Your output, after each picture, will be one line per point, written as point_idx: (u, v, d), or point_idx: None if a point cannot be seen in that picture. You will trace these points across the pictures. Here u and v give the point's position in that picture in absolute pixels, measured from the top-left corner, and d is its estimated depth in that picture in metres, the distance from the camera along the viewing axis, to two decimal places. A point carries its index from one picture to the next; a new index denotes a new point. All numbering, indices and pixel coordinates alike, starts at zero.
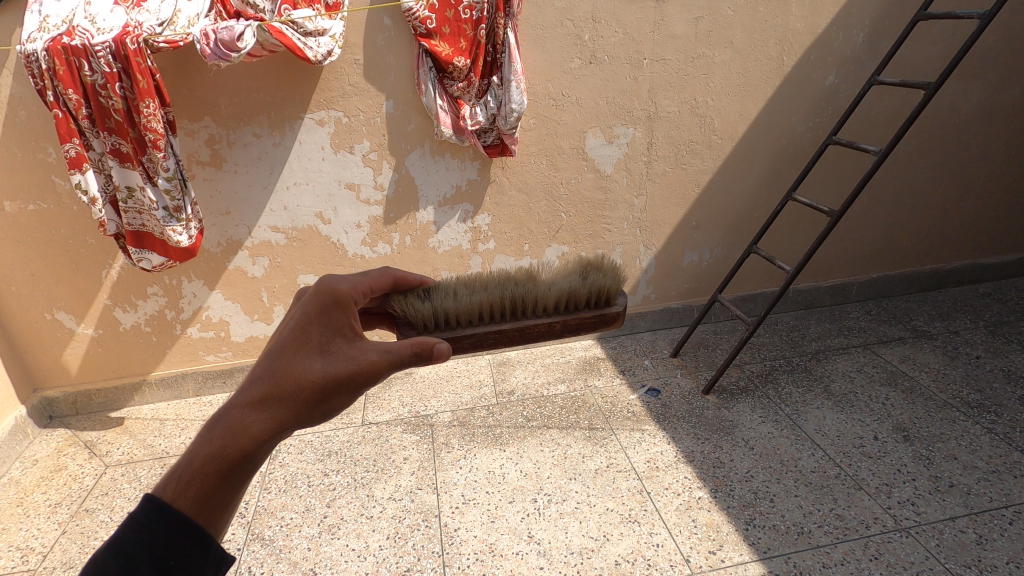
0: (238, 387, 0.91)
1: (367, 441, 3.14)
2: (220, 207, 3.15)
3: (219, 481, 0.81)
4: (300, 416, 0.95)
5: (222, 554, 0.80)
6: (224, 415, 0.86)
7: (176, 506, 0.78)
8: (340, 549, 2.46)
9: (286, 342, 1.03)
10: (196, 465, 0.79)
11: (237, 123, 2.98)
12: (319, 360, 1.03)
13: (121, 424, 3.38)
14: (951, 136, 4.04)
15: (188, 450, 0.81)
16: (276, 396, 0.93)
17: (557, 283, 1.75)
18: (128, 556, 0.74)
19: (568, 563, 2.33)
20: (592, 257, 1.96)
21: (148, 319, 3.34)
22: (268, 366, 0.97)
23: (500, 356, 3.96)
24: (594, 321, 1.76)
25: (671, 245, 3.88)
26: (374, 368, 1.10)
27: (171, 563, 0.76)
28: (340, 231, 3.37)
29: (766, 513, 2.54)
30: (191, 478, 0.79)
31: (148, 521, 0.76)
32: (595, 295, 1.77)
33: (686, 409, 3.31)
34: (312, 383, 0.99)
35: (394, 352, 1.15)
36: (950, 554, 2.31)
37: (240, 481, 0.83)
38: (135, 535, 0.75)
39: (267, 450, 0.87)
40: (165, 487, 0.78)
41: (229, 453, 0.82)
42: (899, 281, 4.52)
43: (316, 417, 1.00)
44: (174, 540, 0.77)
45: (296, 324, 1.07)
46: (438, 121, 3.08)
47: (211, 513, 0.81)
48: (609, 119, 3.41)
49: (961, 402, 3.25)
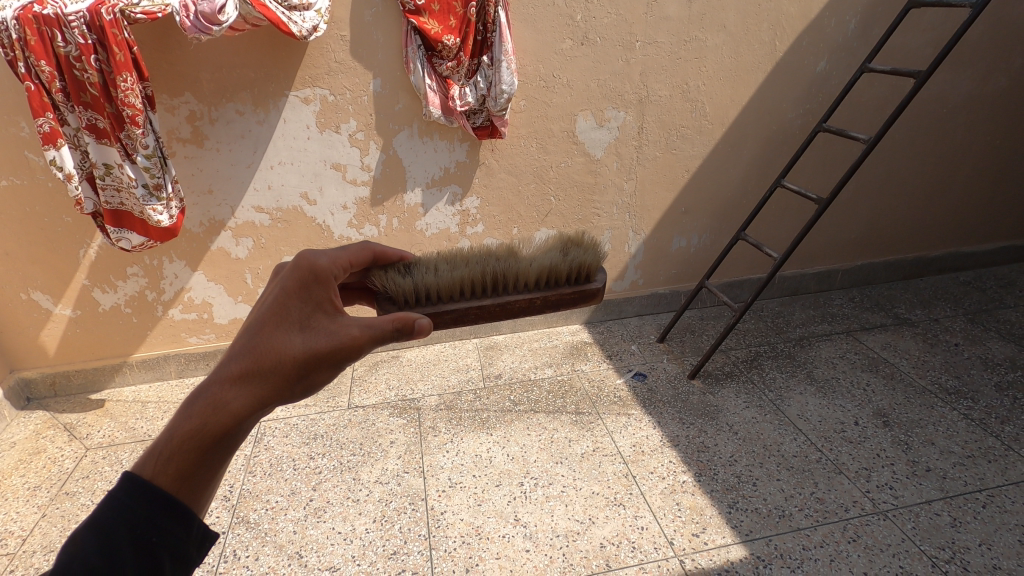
0: (217, 363, 0.89)
1: (354, 425, 3.12)
2: (202, 185, 3.07)
3: (200, 456, 0.80)
4: (281, 391, 0.94)
5: (205, 531, 0.80)
6: (202, 391, 0.84)
7: (155, 483, 0.77)
8: (326, 532, 2.46)
9: (265, 318, 1.01)
10: (178, 440, 0.78)
11: (219, 99, 2.90)
12: (300, 335, 1.02)
13: (102, 406, 3.33)
14: (938, 125, 4.06)
15: (167, 427, 0.79)
16: (257, 371, 0.91)
17: (537, 259, 1.73)
18: (109, 533, 0.72)
19: (554, 545, 2.36)
20: (574, 234, 1.93)
21: (128, 300, 3.27)
22: (248, 341, 0.95)
23: (488, 340, 3.95)
24: (574, 297, 1.74)
25: (660, 230, 3.88)
26: (356, 342, 1.08)
27: (154, 540, 0.74)
28: (326, 212, 3.32)
29: (748, 497, 2.59)
30: (173, 453, 0.77)
31: (127, 498, 0.74)
32: (576, 272, 1.75)
33: (672, 393, 3.34)
34: (292, 358, 0.97)
35: (376, 327, 1.13)
36: (925, 535, 2.37)
37: (221, 454, 0.82)
38: (115, 513, 0.73)
39: (248, 425, 0.86)
40: (144, 464, 0.77)
41: (209, 429, 0.81)
42: (882, 268, 4.58)
43: (298, 391, 0.99)
44: (155, 517, 0.75)
45: (275, 300, 1.05)
46: (427, 101, 3.01)
47: (192, 490, 0.80)
48: (600, 102, 3.37)
49: (940, 389, 3.32)
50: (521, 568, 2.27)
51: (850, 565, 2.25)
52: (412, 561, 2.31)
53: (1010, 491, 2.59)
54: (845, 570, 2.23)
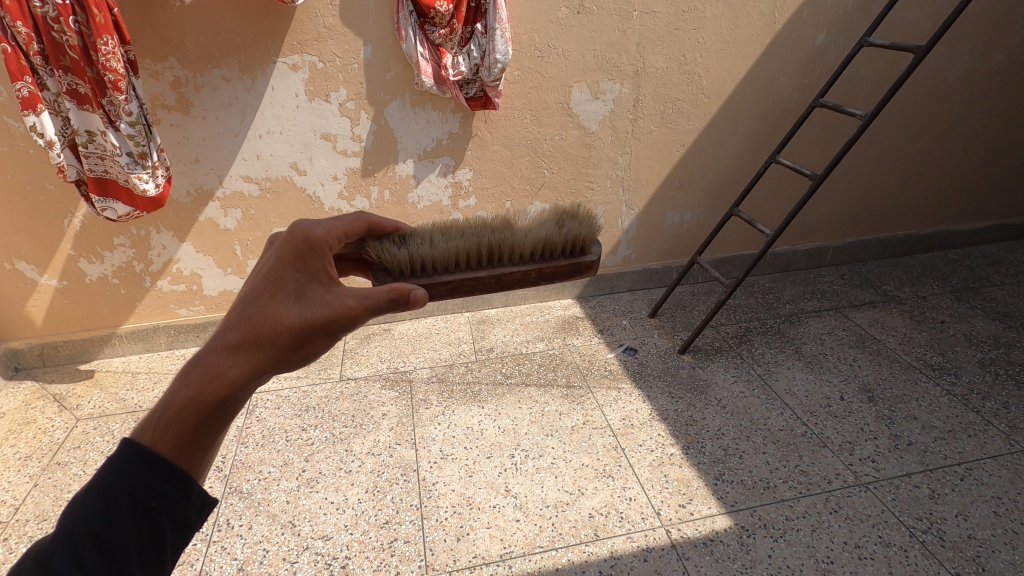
0: (214, 331, 0.87)
1: (346, 397, 3.14)
2: (188, 154, 3.01)
3: (200, 423, 0.78)
4: (278, 361, 0.94)
5: (206, 495, 0.77)
6: (200, 359, 0.83)
7: (154, 450, 0.75)
8: (319, 502, 2.49)
9: (260, 287, 1.00)
10: (175, 408, 0.76)
11: (205, 65, 2.81)
12: (295, 306, 1.01)
13: (92, 376, 3.31)
14: (934, 102, 4.03)
15: (164, 395, 0.77)
16: (254, 340, 0.90)
17: (533, 230, 1.71)
18: (109, 496, 0.71)
19: (543, 515, 2.41)
20: (570, 206, 1.91)
21: (115, 271, 3.23)
22: (244, 310, 0.94)
23: (480, 313, 3.94)
24: (569, 269, 1.73)
25: (654, 205, 3.86)
26: (351, 312, 1.09)
27: (154, 505, 0.73)
28: (316, 183, 3.26)
29: (734, 469, 2.64)
30: (171, 420, 0.76)
31: (127, 463, 0.72)
32: (571, 244, 1.74)
33: (662, 368, 3.38)
34: (289, 328, 0.96)
35: (371, 298, 1.14)
36: (904, 507, 2.44)
37: (220, 422, 0.81)
38: (115, 477, 0.72)
39: (245, 394, 0.85)
40: (143, 431, 0.75)
41: (207, 398, 0.79)
42: (873, 245, 4.60)
43: (294, 360, 0.98)
44: (153, 482, 0.73)
45: (270, 269, 1.04)
46: (419, 70, 2.94)
47: (191, 457, 0.78)
48: (596, 73, 3.31)
49: (924, 365, 3.37)
50: (511, 537, 2.32)
51: (830, 535, 2.32)
52: (404, 530, 2.35)
53: (988, 465, 2.66)
54: (825, 539, 2.30)
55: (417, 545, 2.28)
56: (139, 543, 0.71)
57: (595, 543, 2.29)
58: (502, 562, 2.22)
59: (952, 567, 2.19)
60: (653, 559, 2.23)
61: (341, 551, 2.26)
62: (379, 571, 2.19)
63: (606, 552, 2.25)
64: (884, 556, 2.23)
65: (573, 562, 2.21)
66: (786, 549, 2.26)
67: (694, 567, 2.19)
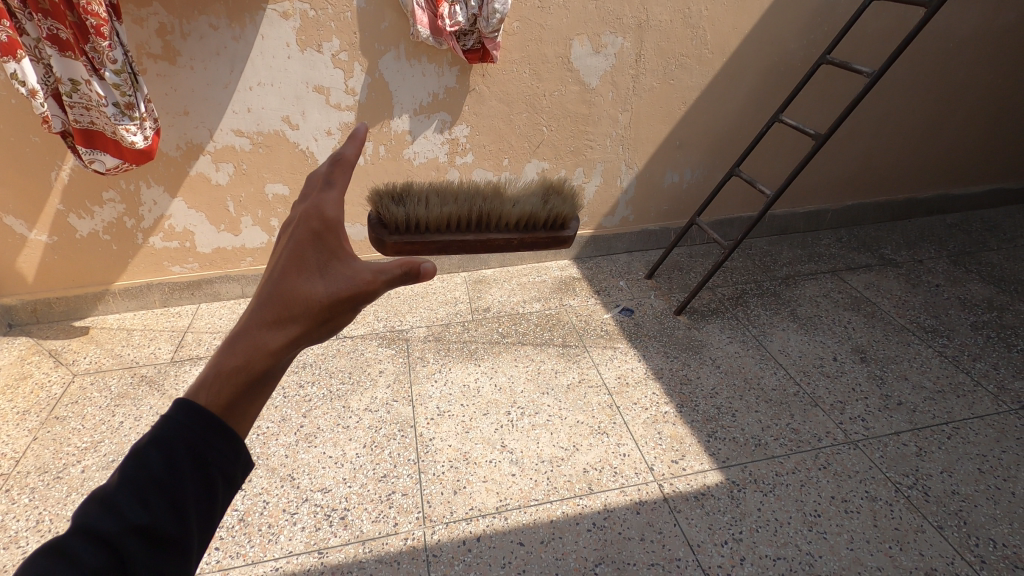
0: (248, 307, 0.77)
1: (342, 355, 3.14)
2: (177, 106, 2.92)
3: (245, 394, 0.73)
4: (313, 334, 0.82)
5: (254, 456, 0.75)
6: (238, 334, 0.75)
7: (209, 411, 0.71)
8: (317, 456, 2.52)
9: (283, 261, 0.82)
10: (222, 377, 0.72)
11: (191, 11, 2.71)
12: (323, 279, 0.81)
13: (87, 333, 3.30)
14: (942, 61, 3.94)
15: (209, 362, 0.73)
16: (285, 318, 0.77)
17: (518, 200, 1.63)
18: (171, 447, 0.68)
19: (539, 470, 2.46)
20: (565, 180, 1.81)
21: (106, 227, 3.17)
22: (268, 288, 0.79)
23: (477, 274, 3.92)
24: (546, 242, 1.64)
25: (653, 165, 3.80)
26: (379, 284, 0.86)
27: (210, 458, 0.70)
28: (309, 138, 3.19)
29: (727, 427, 2.69)
30: (220, 390, 0.72)
31: (184, 419, 0.70)
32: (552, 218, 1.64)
33: (658, 328, 3.39)
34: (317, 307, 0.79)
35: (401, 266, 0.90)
36: (891, 463, 2.50)
37: (267, 391, 0.77)
38: (174, 430, 0.69)
39: (284, 364, 0.78)
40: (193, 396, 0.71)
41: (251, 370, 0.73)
42: (872, 209, 4.57)
43: (332, 331, 0.85)
44: (209, 438, 0.70)
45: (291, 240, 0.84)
46: (415, 19, 2.83)
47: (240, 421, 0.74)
48: (597, 26, 3.21)
49: (917, 327, 3.40)
50: (507, 491, 2.36)
51: (818, 490, 2.38)
52: (402, 483, 2.39)
53: (975, 424, 2.71)
54: (814, 494, 2.36)
55: (415, 497, 2.33)
56: (194, 502, 0.68)
57: (589, 497, 2.34)
58: (498, 514, 2.27)
59: (935, 520, 2.26)
60: (646, 512, 2.29)
61: (340, 503, 2.31)
62: (377, 522, 2.23)
63: (600, 505, 2.30)
64: (869, 510, 2.29)
65: (567, 514, 2.27)
66: (776, 503, 2.32)
67: (686, 520, 2.25)
